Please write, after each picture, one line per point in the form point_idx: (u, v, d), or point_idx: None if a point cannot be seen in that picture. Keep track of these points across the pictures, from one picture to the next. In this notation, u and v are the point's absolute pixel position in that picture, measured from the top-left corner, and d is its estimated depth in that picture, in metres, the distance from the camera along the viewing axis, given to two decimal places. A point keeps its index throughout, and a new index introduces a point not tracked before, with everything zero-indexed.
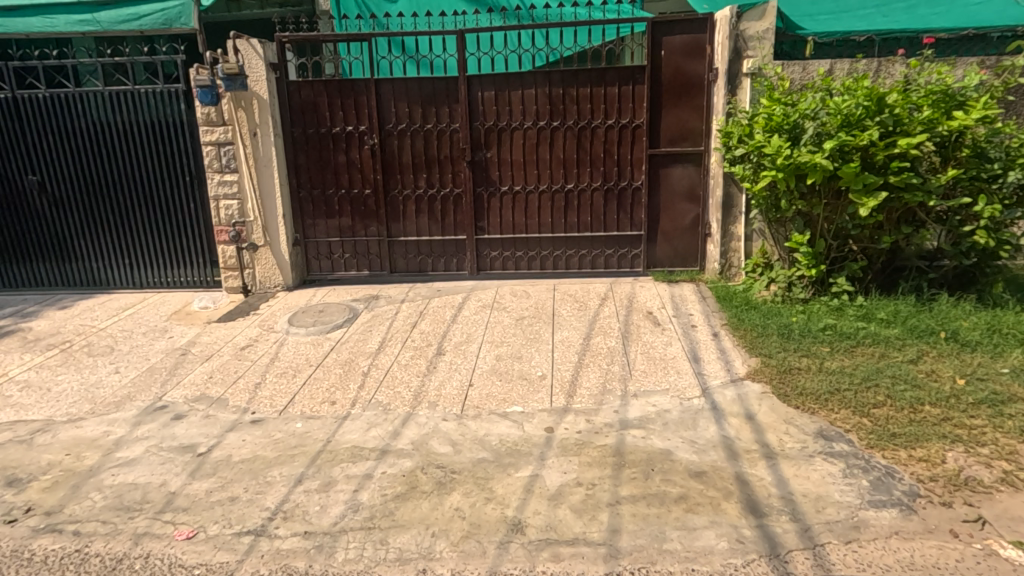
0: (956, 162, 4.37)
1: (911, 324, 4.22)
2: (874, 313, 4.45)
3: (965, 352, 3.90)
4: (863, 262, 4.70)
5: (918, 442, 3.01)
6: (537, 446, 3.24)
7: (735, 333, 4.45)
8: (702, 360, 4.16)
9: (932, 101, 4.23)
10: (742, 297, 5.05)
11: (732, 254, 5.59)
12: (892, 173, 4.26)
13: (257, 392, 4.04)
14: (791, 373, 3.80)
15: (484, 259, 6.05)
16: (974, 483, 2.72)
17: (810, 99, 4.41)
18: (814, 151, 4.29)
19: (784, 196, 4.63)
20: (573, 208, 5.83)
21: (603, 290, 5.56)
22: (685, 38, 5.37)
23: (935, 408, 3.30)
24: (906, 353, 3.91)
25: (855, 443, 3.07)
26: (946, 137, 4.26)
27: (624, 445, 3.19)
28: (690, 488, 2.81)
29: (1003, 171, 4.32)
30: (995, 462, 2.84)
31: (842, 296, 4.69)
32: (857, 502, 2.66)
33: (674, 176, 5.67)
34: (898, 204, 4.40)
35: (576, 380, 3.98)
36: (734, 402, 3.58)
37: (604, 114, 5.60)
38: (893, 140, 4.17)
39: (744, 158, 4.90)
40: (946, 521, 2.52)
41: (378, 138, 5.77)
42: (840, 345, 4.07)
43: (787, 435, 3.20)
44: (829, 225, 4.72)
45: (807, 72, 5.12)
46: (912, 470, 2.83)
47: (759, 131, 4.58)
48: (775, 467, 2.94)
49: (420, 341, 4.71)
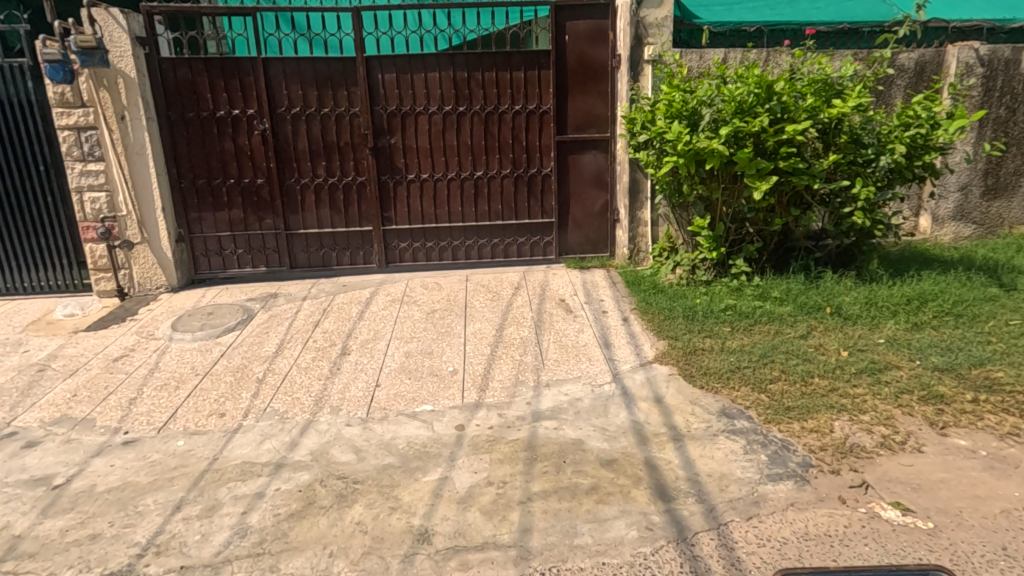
0: (836, 148, 4.63)
1: (801, 301, 4.49)
2: (769, 291, 4.70)
3: (848, 325, 4.19)
4: (758, 243, 4.93)
5: (809, 414, 3.17)
6: (447, 446, 3.09)
7: (644, 317, 4.54)
8: (612, 345, 4.19)
9: (815, 90, 4.47)
10: (650, 281, 5.17)
11: (640, 239, 5.67)
12: (782, 158, 4.47)
13: (131, 409, 3.59)
14: (695, 354, 3.90)
15: (393, 251, 5.78)
16: (858, 449, 2.89)
17: (706, 86, 4.54)
18: (711, 137, 4.42)
19: (686, 181, 4.77)
20: (483, 196, 5.69)
21: (517, 279, 5.48)
22: (588, 23, 5.34)
23: (823, 379, 3.50)
24: (798, 328, 4.15)
25: (754, 419, 3.20)
26: (827, 124, 4.50)
27: (536, 438, 3.12)
28: (601, 477, 2.78)
29: (875, 156, 4.61)
30: (876, 428, 3.05)
31: (741, 276, 4.92)
32: (757, 478, 2.74)
33: (583, 163, 5.66)
34: (787, 187, 4.62)
35: (489, 373, 3.87)
36: (643, 386, 3.63)
37: (511, 99, 5.49)
38: (781, 127, 4.37)
39: (647, 144, 4.99)
40: (835, 489, 2.64)
41: (269, 123, 5.32)
42: (739, 324, 4.24)
43: (693, 416, 3.27)
44: (727, 210, 4.91)
45: (704, 60, 5.28)
46: (805, 442, 2.98)
47: (660, 117, 4.69)
48: (682, 449, 2.99)
49: (323, 341, 4.39)
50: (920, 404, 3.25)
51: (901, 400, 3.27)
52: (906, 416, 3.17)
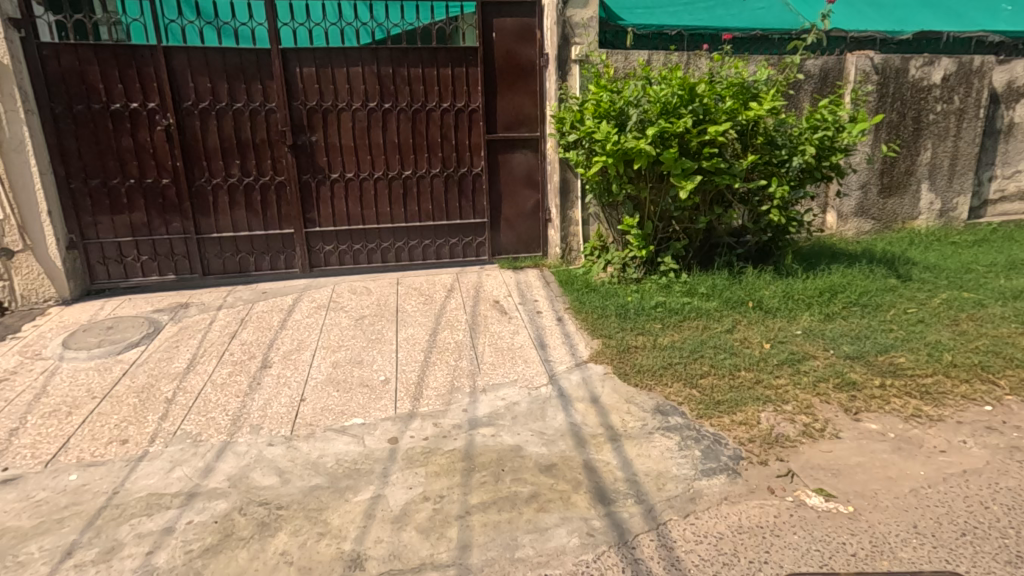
0: (754, 149, 4.84)
1: (726, 296, 4.66)
2: (696, 288, 4.85)
3: (769, 318, 4.39)
4: (685, 241, 5.07)
5: (737, 407, 3.28)
6: (379, 462, 2.93)
7: (578, 317, 4.55)
8: (548, 346, 4.17)
9: (733, 93, 4.64)
10: (582, 280, 5.21)
11: (572, 238, 5.69)
12: (704, 158, 4.62)
13: (12, 442, 3.15)
14: (629, 352, 3.95)
15: (317, 255, 5.48)
16: (783, 439, 3.01)
17: (632, 87, 4.61)
18: (639, 137, 4.50)
19: (615, 180, 4.83)
20: (413, 196, 5.51)
21: (449, 281, 5.35)
22: (515, 21, 5.29)
23: (748, 372, 3.63)
24: (723, 323, 4.30)
25: (687, 415, 3.26)
26: (745, 126, 4.69)
27: (473, 447, 3.03)
28: (540, 484, 2.73)
29: (789, 157, 4.85)
30: (798, 417, 3.19)
31: (669, 273, 5.05)
32: (692, 474, 2.78)
33: (514, 162, 5.60)
34: (711, 187, 4.78)
35: (423, 381, 3.72)
36: (579, 386, 3.62)
37: (439, 96, 5.34)
38: (703, 128, 4.50)
39: (577, 144, 5.02)
40: (764, 480, 2.73)
41: (174, 118, 4.88)
42: (669, 320, 4.35)
43: (628, 414, 3.30)
44: (654, 208, 5.02)
45: (629, 61, 5.37)
46: (734, 435, 3.07)
47: (589, 117, 4.73)
48: (620, 449, 3.00)
49: (241, 354, 4.07)
50: (836, 391, 3.44)
51: (819, 389, 3.44)
52: (824, 404, 3.34)
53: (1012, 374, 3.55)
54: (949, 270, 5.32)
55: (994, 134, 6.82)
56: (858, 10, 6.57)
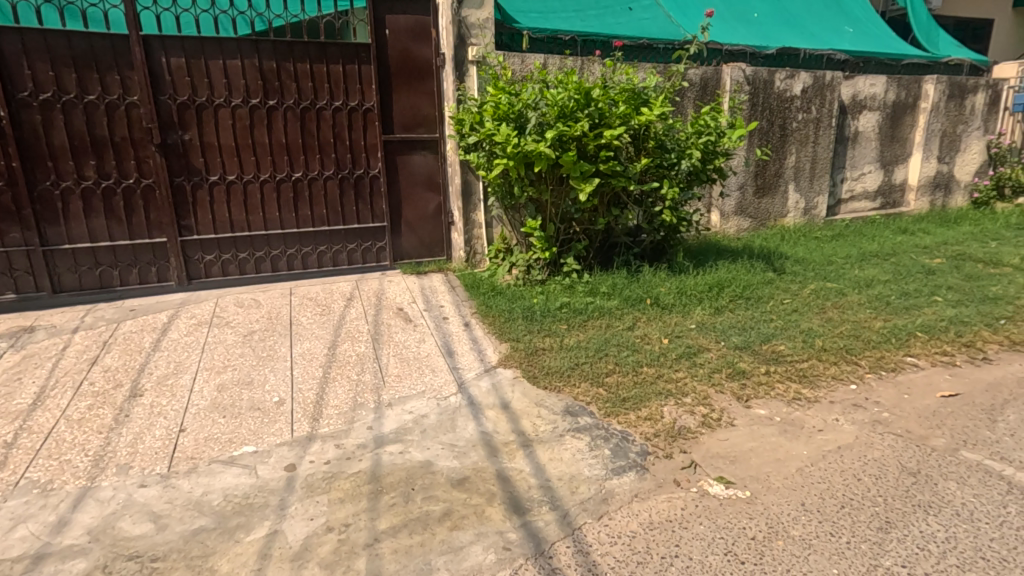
0: (646, 152, 5.05)
1: (626, 294, 4.83)
2: (598, 287, 4.98)
3: (665, 314, 4.60)
4: (585, 242, 5.19)
5: (642, 403, 3.38)
6: (275, 493, 2.67)
7: (485, 321, 4.49)
8: (455, 353, 4.07)
9: (626, 98, 4.76)
10: (488, 283, 5.16)
11: (476, 241, 5.62)
12: (602, 161, 4.73)
13: None
14: (537, 355, 3.95)
15: (195, 266, 4.96)
16: (685, 431, 3.14)
17: (530, 90, 4.64)
18: (538, 140, 4.53)
19: (516, 183, 4.83)
20: (305, 200, 5.15)
21: (349, 289, 5.07)
22: (409, 18, 5.11)
23: (650, 368, 3.77)
24: (625, 321, 4.44)
25: (595, 414, 3.31)
26: (637, 130, 4.86)
27: (381, 467, 2.85)
28: (453, 500, 2.62)
29: (677, 160, 5.11)
30: (697, 408, 3.36)
31: (572, 274, 5.14)
32: (603, 474, 2.82)
33: (413, 164, 5.41)
34: (608, 189, 4.92)
35: (322, 399, 3.46)
36: (489, 393, 3.56)
37: (330, 94, 5.04)
38: (600, 131, 4.61)
39: (477, 146, 4.96)
40: (670, 473, 2.83)
41: (7, 111, 4.18)
42: (575, 321, 4.42)
43: (539, 418, 3.28)
44: (556, 210, 5.09)
45: (526, 65, 5.40)
46: (640, 430, 3.15)
47: (489, 119, 4.69)
48: (532, 455, 2.97)
49: (104, 383, 3.55)
50: (728, 381, 3.66)
51: (713, 380, 3.65)
52: (718, 393, 3.54)
53: (871, 355, 3.98)
54: (814, 262, 5.92)
55: (843, 140, 7.70)
56: (731, 25, 7.12)
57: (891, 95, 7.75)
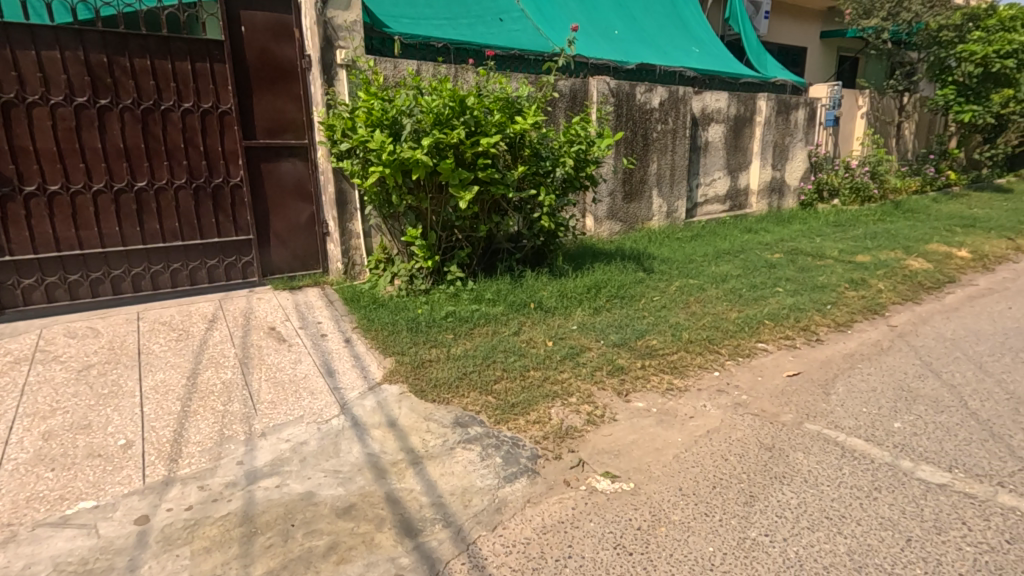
0: (522, 160, 5.14)
1: (510, 300, 4.89)
2: (482, 294, 4.99)
3: (548, 317, 4.73)
4: (468, 249, 5.18)
5: (530, 407, 3.41)
6: (123, 553, 2.31)
7: (368, 335, 4.28)
8: (336, 372, 3.83)
9: (500, 107, 4.82)
10: (369, 295, 4.95)
11: (354, 252, 5.36)
12: (480, 169, 4.74)
13: None
14: (423, 367, 3.85)
15: (8, 292, 4.26)
16: (572, 430, 3.23)
17: (403, 96, 4.53)
18: (414, 147, 4.43)
19: (394, 191, 4.70)
20: (151, 212, 4.58)
21: (210, 309, 4.58)
22: (267, 16, 4.76)
23: (536, 371, 3.83)
24: (510, 326, 4.49)
25: (485, 423, 3.29)
26: (513, 138, 4.93)
27: (254, 505, 2.59)
28: (339, 531, 2.44)
29: (552, 167, 5.26)
30: (582, 407, 3.47)
31: (456, 282, 5.10)
32: (495, 482, 2.80)
33: (280, 172, 5.03)
34: (488, 196, 4.95)
35: (181, 436, 3.07)
36: (375, 412, 3.39)
37: (177, 94, 4.53)
38: (476, 139, 4.61)
39: (351, 153, 4.75)
40: (560, 474, 2.88)
41: None
42: (461, 329, 4.38)
43: (428, 433, 3.19)
44: (437, 218, 5.03)
45: (398, 70, 5.27)
46: (530, 434, 3.19)
47: (361, 125, 4.52)
48: (423, 472, 2.87)
49: None
50: (609, 377, 3.84)
51: (595, 378, 3.81)
52: (601, 390, 3.69)
53: (729, 343, 4.41)
54: (678, 261, 6.43)
55: (696, 149, 8.50)
56: (594, 40, 7.55)
57: (732, 109, 8.70)
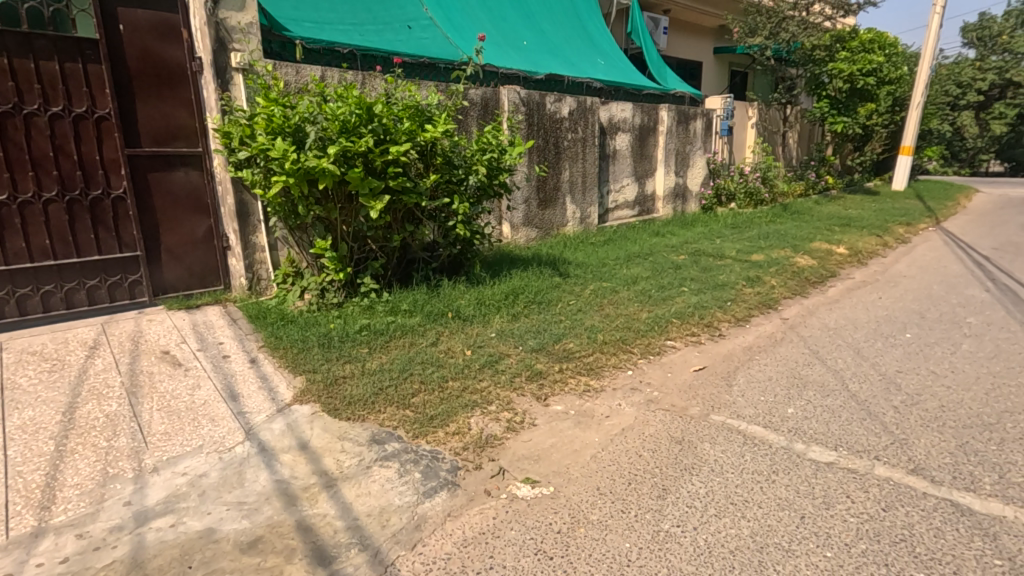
0: (434, 168, 5.08)
1: (427, 310, 4.82)
2: (398, 305, 4.88)
3: (466, 326, 4.70)
4: (382, 260, 5.05)
5: (449, 418, 3.36)
6: None
7: (275, 354, 4.05)
8: (241, 395, 3.58)
9: (409, 115, 4.74)
10: (276, 311, 4.68)
11: (259, 266, 5.06)
12: (390, 177, 4.64)
13: None
14: (337, 384, 3.68)
15: None
16: (492, 439, 3.22)
17: (306, 102, 4.34)
18: (320, 156, 4.26)
19: (300, 202, 4.49)
20: (15, 228, 4.11)
21: (91, 335, 4.15)
22: (150, 14, 4.42)
23: (455, 381, 3.79)
24: (428, 337, 4.42)
25: (403, 438, 3.20)
26: (424, 147, 4.86)
27: (144, 549, 2.35)
28: (243, 568, 2.27)
29: (465, 175, 5.25)
30: (501, 415, 3.46)
31: (370, 294, 4.94)
32: (414, 499, 2.73)
33: (171, 182, 4.66)
34: (400, 206, 4.85)
35: (55, 479, 2.74)
36: (284, 435, 3.20)
37: (43, 98, 4.10)
38: (385, 148, 4.51)
39: (251, 162, 4.49)
40: (480, 484, 2.86)
41: None
42: (376, 342, 4.25)
43: (342, 453, 3.05)
44: (347, 229, 4.86)
45: (301, 76, 5.07)
46: (450, 446, 3.14)
47: (261, 133, 4.29)
48: (337, 494, 2.74)
49: None
50: (528, 383, 3.87)
51: (515, 384, 3.82)
52: (520, 397, 3.72)
53: (641, 343, 4.59)
54: (592, 265, 6.64)
55: (605, 157, 8.84)
56: (503, 50, 7.66)
57: (637, 119, 9.14)
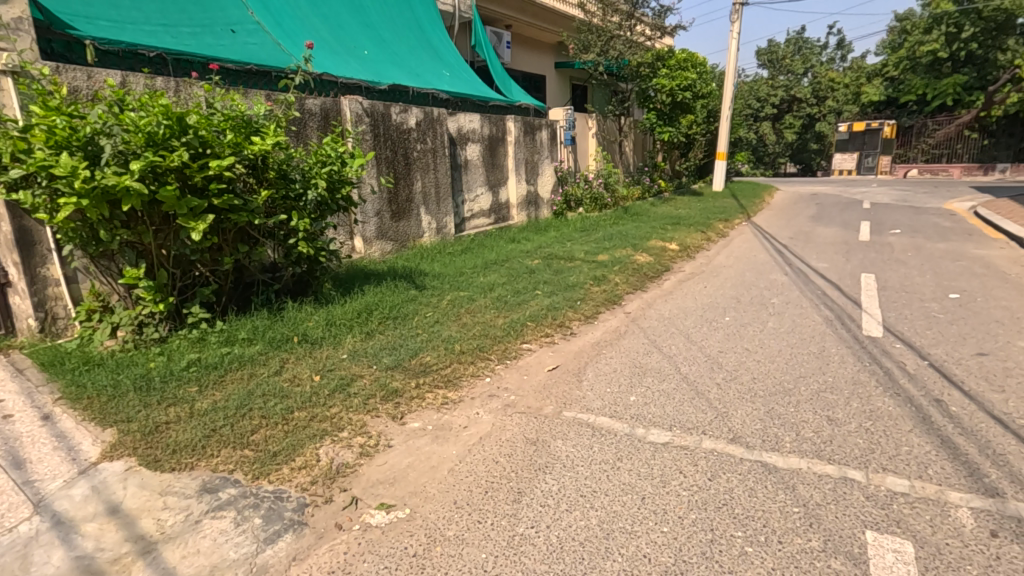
0: (267, 183, 4.69)
1: (269, 336, 4.45)
2: (235, 334, 4.44)
3: (315, 349, 4.41)
4: (213, 285, 4.56)
5: (295, 452, 3.11)
6: None
7: (78, 405, 3.46)
8: (29, 461, 3.00)
9: (232, 126, 4.31)
10: (80, 355, 4.01)
11: (54, 303, 4.30)
12: (214, 195, 4.20)
13: None
14: (159, 431, 3.22)
15: None
16: (343, 468, 3.04)
17: (99, 111, 3.76)
18: (121, 173, 3.72)
19: (100, 225, 3.89)
20: None
21: None
22: None
23: (302, 411, 3.51)
24: (270, 366, 4.06)
25: (241, 482, 2.89)
26: (253, 161, 4.46)
27: None
28: None
29: (304, 190, 4.91)
30: (354, 441, 3.28)
31: (200, 324, 4.43)
32: (253, 548, 2.48)
33: None
34: (228, 225, 4.41)
35: None
36: (87, 500, 2.73)
37: None
38: (205, 162, 4.07)
39: (30, 181, 3.79)
40: (331, 518, 2.67)
41: None
42: (208, 379, 3.81)
43: (165, 510, 2.68)
44: (166, 253, 4.31)
45: (94, 81, 4.43)
46: (296, 482, 2.90)
47: (40, 147, 3.63)
48: (157, 560, 2.40)
49: None
50: (383, 403, 3.71)
51: (368, 406, 3.64)
52: (374, 418, 3.56)
53: (497, 348, 4.66)
54: (449, 275, 6.63)
55: (457, 167, 8.90)
56: (342, 59, 7.41)
57: (485, 129, 9.35)
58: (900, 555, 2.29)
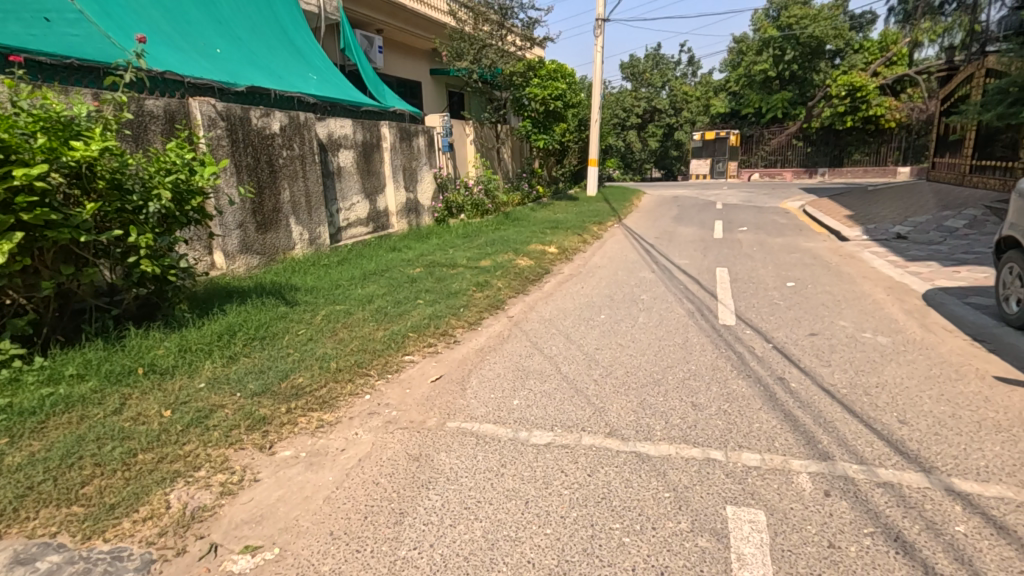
0: (96, 194, 4.09)
1: (107, 370, 3.88)
2: (61, 370, 3.81)
3: (165, 381, 3.91)
4: (30, 316, 3.88)
5: (139, 501, 2.71)
6: None
7: None
8: None
9: (44, 129, 3.69)
10: None
11: None
12: (23, 209, 3.57)
13: None
14: None
15: None
16: (198, 512, 2.70)
17: None
18: None
19: None
20: None
21: None
22: None
23: (148, 453, 3.08)
24: (108, 405, 3.53)
25: (67, 545, 2.46)
26: (75, 169, 3.86)
27: None
28: None
29: (144, 203, 4.30)
30: (213, 479, 2.94)
31: (13, 362, 3.75)
32: None
33: None
34: (45, 243, 3.78)
35: None
36: None
37: None
38: (7, 170, 3.44)
39: None
40: (184, 572, 2.36)
41: None
42: (23, 427, 3.22)
43: None
44: None
45: None
46: (140, 536, 2.53)
47: None
48: None
49: None
50: (248, 434, 3.37)
51: (231, 439, 3.29)
52: (239, 451, 3.22)
53: (377, 362, 4.47)
54: (324, 289, 6.26)
55: (329, 175, 8.47)
56: (188, 56, 6.73)
57: (358, 135, 9.00)
58: (754, 524, 2.50)
